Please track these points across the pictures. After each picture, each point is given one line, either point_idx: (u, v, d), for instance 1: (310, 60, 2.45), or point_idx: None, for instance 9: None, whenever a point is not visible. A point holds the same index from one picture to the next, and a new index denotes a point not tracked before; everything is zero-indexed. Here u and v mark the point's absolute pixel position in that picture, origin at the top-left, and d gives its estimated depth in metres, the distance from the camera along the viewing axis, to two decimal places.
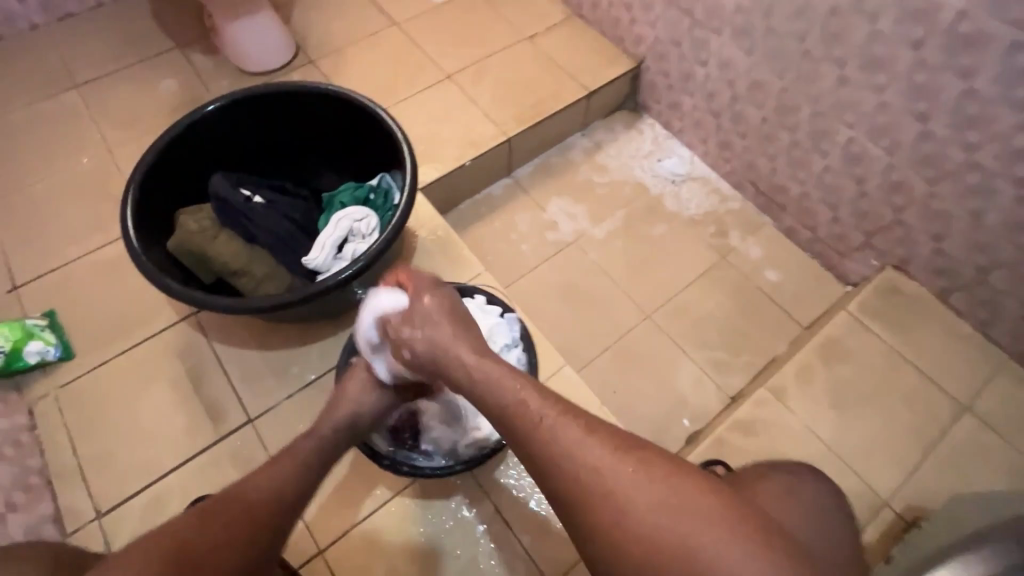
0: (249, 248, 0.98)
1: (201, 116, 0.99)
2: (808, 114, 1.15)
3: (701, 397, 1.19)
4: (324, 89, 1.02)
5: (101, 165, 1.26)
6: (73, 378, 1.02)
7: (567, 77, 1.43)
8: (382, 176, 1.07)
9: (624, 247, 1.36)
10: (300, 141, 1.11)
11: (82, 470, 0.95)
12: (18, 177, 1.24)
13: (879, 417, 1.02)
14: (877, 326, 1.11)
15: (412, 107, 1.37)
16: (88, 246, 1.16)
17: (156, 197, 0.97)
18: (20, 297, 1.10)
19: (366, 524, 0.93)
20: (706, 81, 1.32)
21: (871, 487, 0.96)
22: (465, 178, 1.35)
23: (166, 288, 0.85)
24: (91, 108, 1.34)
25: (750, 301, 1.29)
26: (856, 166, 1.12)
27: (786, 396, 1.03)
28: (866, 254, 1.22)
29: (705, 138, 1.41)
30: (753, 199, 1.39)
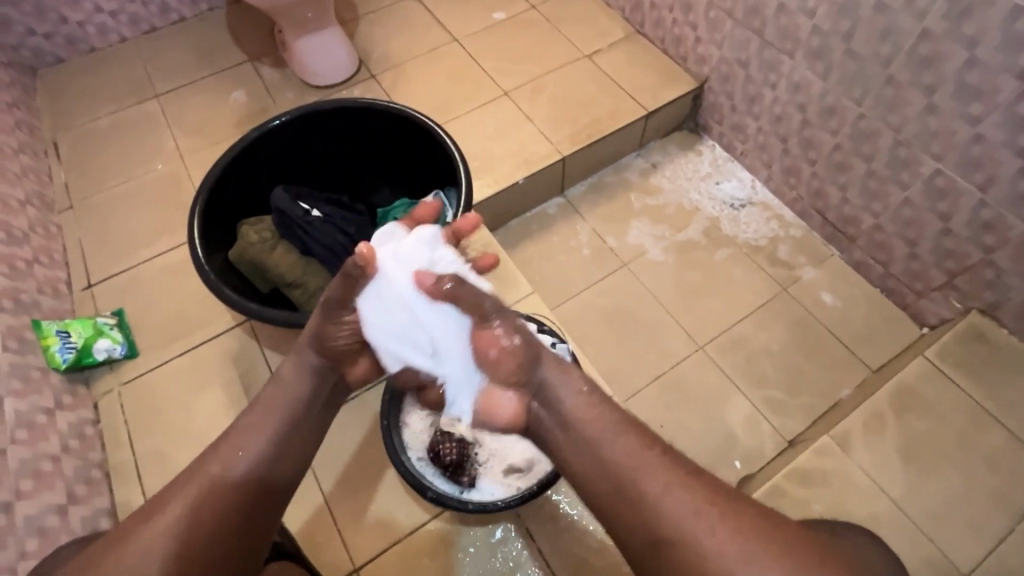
0: (306, 260, 1.00)
1: (267, 129, 1.01)
2: (888, 142, 1.07)
3: (754, 437, 1.13)
4: (386, 107, 1.03)
5: (174, 172, 1.33)
6: (136, 375, 1.07)
7: (626, 96, 1.40)
8: (436, 194, 1.07)
9: (677, 273, 1.31)
10: (359, 156, 1.12)
11: (137, 466, 0.99)
12: (99, 180, 1.32)
13: (956, 477, 0.94)
14: (958, 376, 1.02)
15: (468, 123, 1.38)
16: (157, 249, 1.22)
17: (222, 207, 1.00)
18: (94, 295, 1.16)
19: (402, 544, 0.92)
20: (774, 103, 1.25)
21: (948, 557, 0.87)
22: (517, 196, 1.34)
23: (226, 298, 0.88)
24: (168, 117, 1.42)
25: (813, 337, 1.22)
26: (941, 201, 1.04)
27: (852, 447, 0.95)
28: (948, 295, 1.12)
29: (769, 163, 1.35)
30: (819, 228, 1.31)
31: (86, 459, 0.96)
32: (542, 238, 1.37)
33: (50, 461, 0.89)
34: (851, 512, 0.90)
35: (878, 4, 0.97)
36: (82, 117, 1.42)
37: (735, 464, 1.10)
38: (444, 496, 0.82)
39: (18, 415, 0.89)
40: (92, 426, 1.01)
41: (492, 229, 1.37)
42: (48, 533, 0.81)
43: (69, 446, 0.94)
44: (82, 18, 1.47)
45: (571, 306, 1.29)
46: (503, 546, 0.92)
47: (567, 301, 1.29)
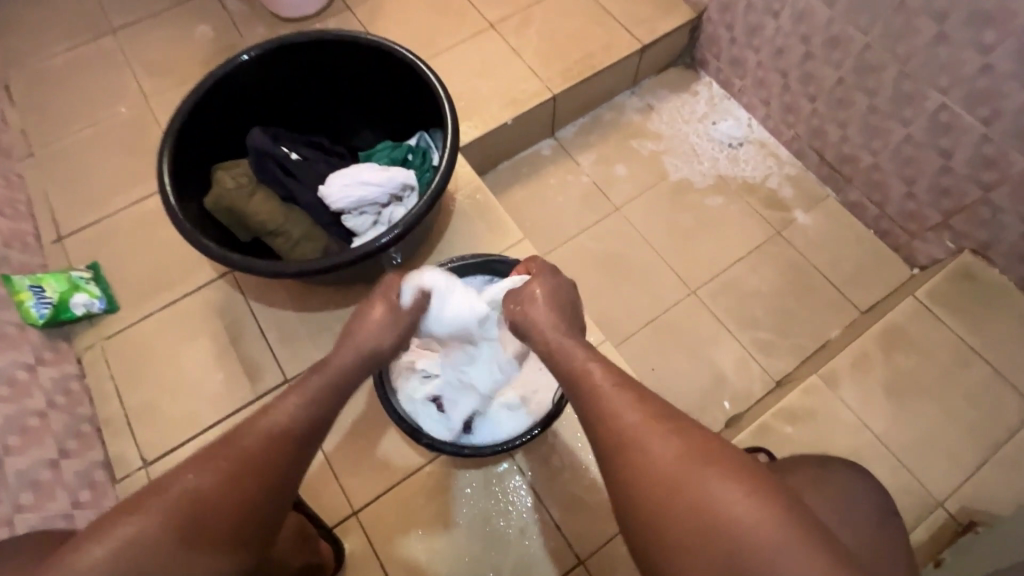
0: (285, 207, 0.95)
1: (236, 65, 0.94)
2: (892, 76, 1.02)
3: (744, 379, 1.14)
4: (363, 39, 0.96)
5: (140, 115, 1.25)
6: (118, 330, 1.04)
7: (619, 28, 1.32)
8: (420, 135, 1.03)
9: (670, 217, 1.28)
10: (337, 95, 1.05)
11: (128, 420, 0.97)
12: (59, 125, 1.24)
13: (938, 413, 0.96)
14: (947, 315, 1.03)
15: (453, 59, 1.29)
16: (129, 199, 1.16)
17: (193, 151, 0.93)
18: (66, 248, 1.11)
19: (398, 489, 0.93)
20: (776, 35, 1.19)
21: (924, 486, 0.90)
22: (506, 137, 1.28)
23: (205, 249, 0.83)
24: (128, 54, 1.31)
25: (805, 279, 1.21)
26: (943, 137, 1.01)
27: (839, 385, 0.97)
28: (941, 235, 1.12)
29: (767, 100, 1.30)
30: (815, 168, 1.29)
31: (75, 414, 0.94)
32: (533, 182, 1.32)
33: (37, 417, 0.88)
34: (834, 448, 0.93)
35: None
36: (32, 56, 1.31)
37: (725, 405, 1.12)
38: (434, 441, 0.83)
39: None
40: (77, 381, 0.99)
41: (481, 173, 1.32)
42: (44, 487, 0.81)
43: (55, 402, 0.93)
44: None
45: (563, 252, 1.26)
46: (499, 489, 0.94)
47: (559, 248, 1.27)
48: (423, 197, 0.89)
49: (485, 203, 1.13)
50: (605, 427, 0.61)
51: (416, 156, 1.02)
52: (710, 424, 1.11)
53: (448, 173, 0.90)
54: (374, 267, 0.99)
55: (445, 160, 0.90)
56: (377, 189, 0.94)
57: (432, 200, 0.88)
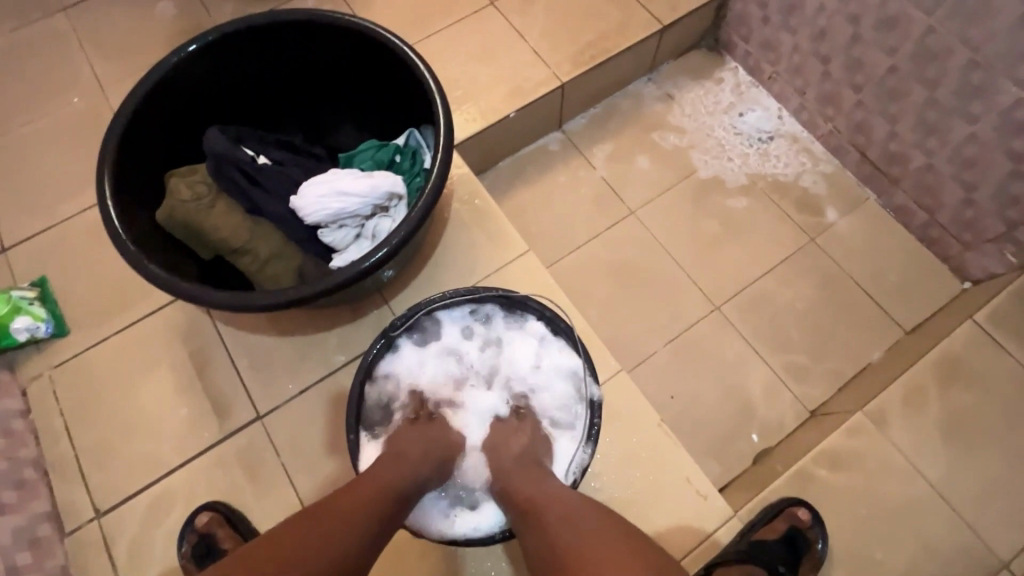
0: (252, 221, 0.82)
1: (190, 52, 0.79)
2: (959, 64, 0.88)
3: (774, 408, 1.02)
4: (339, 20, 0.81)
5: (93, 106, 1.10)
6: (68, 357, 0.92)
7: (637, 5, 1.16)
8: (409, 133, 0.89)
9: (691, 222, 1.15)
10: (313, 86, 0.91)
11: (81, 462, 0.86)
12: (2, 118, 1.09)
13: (1002, 456, 0.84)
14: (1011, 342, 0.90)
15: (448, 42, 1.14)
16: (81, 204, 1.02)
17: (143, 155, 0.80)
18: (10, 261, 0.98)
19: (386, 545, 0.82)
20: (818, 14, 1.04)
21: (987, 545, 0.79)
22: (509, 132, 1.14)
23: (152, 276, 0.70)
24: (80, 36, 1.16)
25: (842, 294, 1.08)
26: (1016, 137, 0.87)
27: (888, 425, 0.85)
28: (1002, 247, 0.98)
29: (803, 89, 1.15)
30: (855, 167, 1.14)
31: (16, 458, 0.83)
32: (538, 182, 1.18)
33: None
34: (883, 499, 0.82)
35: None
36: None
37: (752, 438, 1.01)
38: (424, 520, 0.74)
39: None
40: (21, 418, 0.87)
41: (480, 172, 1.18)
42: None
43: None
44: None
45: (572, 262, 1.13)
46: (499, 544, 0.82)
47: (567, 258, 1.13)
48: (411, 212, 0.75)
49: (485, 210, 0.99)
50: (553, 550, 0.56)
51: (405, 157, 0.88)
52: (737, 459, 0.99)
53: (441, 182, 0.76)
54: (357, 289, 0.86)
55: (438, 166, 0.76)
56: (360, 199, 0.81)
57: (421, 216, 0.75)
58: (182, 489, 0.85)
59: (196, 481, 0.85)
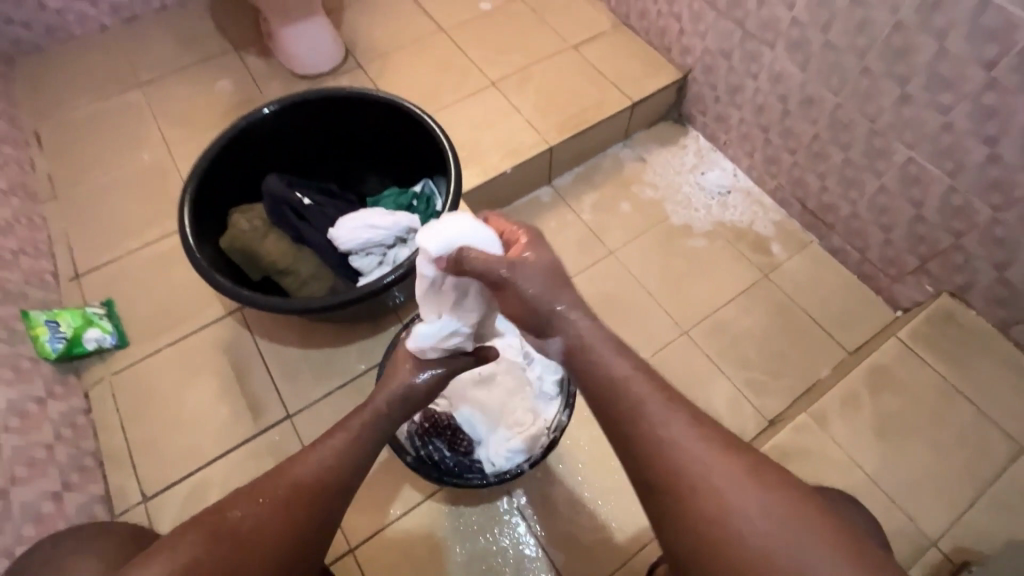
0: (296, 248, 1.01)
1: (257, 118, 1.01)
2: (864, 131, 1.11)
3: (737, 418, 1.16)
4: (375, 96, 1.04)
5: (160, 162, 1.32)
6: (127, 365, 1.07)
7: (612, 86, 1.42)
8: (425, 183, 1.10)
9: (662, 260, 1.34)
10: (349, 145, 1.13)
11: (131, 454, 0.99)
12: (84, 170, 1.31)
13: (928, 451, 0.98)
14: (929, 355, 1.07)
15: (456, 113, 1.39)
16: (145, 239, 1.22)
17: (213, 194, 1.00)
18: (82, 285, 1.16)
19: (396, 525, 0.94)
20: (756, 94, 1.29)
21: (917, 526, 0.92)
22: (506, 185, 1.36)
23: (218, 287, 0.88)
24: (153, 107, 1.40)
25: (793, 321, 1.26)
26: (914, 188, 1.08)
27: (828, 424, 1.00)
28: (920, 279, 1.17)
29: (751, 152, 1.38)
30: (798, 215, 1.36)
31: (79, 448, 0.96)
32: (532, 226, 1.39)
33: (44, 449, 0.90)
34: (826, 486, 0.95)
35: None
36: (64, 106, 1.40)
37: None
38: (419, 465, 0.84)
39: (11, 403, 0.88)
40: (83, 415, 1.01)
41: None
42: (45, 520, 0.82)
43: (63, 435, 0.94)
44: (61, 6, 1.45)
45: None
46: (494, 526, 0.94)
47: None
48: None
49: None
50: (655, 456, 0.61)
51: (421, 202, 1.08)
52: None
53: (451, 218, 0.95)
54: (378, 305, 1.03)
55: (449, 206, 0.96)
56: (377, 234, 0.99)
57: None
58: (219, 477, 0.98)
59: (231, 471, 0.98)
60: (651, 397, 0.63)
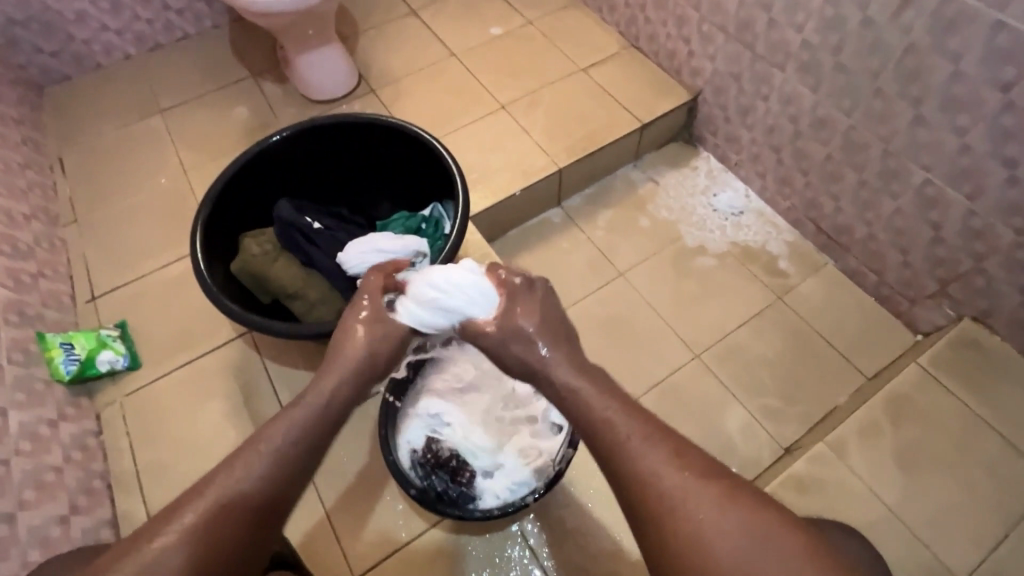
0: (305, 271, 1.01)
1: (268, 144, 1.04)
2: (878, 152, 1.09)
3: (751, 445, 1.13)
4: (385, 122, 1.06)
5: (177, 186, 1.35)
6: (137, 387, 1.08)
7: (621, 108, 1.43)
8: (434, 206, 1.10)
9: (672, 282, 1.32)
10: (359, 170, 1.15)
11: (140, 478, 1.00)
12: (104, 194, 1.34)
13: (953, 484, 0.94)
14: (951, 382, 1.03)
15: (466, 136, 1.40)
16: (160, 262, 1.24)
17: (224, 219, 1.02)
18: (97, 307, 1.18)
19: (400, 555, 0.92)
20: (767, 115, 1.28)
21: (943, 564, 0.87)
22: (515, 207, 1.36)
23: (228, 311, 0.89)
24: (172, 132, 1.44)
25: (808, 345, 1.23)
26: (932, 210, 1.05)
27: (846, 453, 0.96)
28: (941, 302, 1.13)
29: (762, 173, 1.37)
30: (812, 236, 1.33)
31: (88, 470, 0.96)
32: (540, 248, 1.38)
33: (53, 472, 0.90)
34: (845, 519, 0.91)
35: (865, 20, 0.99)
36: (87, 132, 1.45)
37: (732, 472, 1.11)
38: (424, 497, 0.82)
39: (22, 426, 0.89)
40: (94, 437, 1.02)
41: (490, 240, 1.39)
42: (50, 544, 0.82)
43: (72, 457, 0.95)
44: (88, 37, 1.51)
45: (568, 316, 1.30)
46: (500, 555, 0.93)
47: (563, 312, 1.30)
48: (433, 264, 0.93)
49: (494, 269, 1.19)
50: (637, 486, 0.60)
51: (429, 225, 1.08)
52: None
53: (458, 241, 0.96)
54: None
55: (456, 229, 0.96)
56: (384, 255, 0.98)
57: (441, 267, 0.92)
58: None
59: None
60: (631, 433, 0.63)
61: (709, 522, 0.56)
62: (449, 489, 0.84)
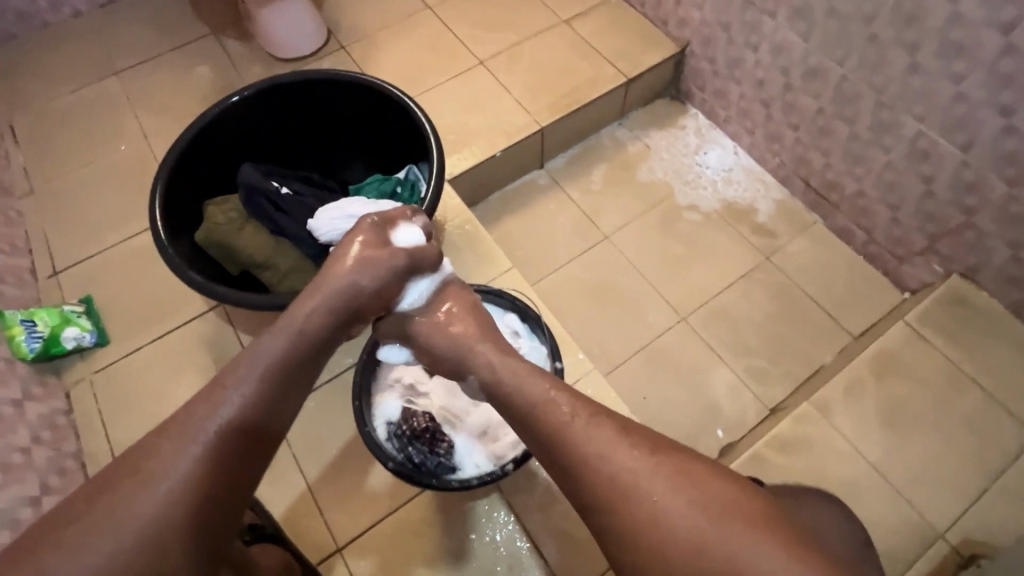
0: (275, 240, 0.96)
1: (227, 105, 0.97)
2: (871, 104, 1.04)
3: (737, 406, 1.13)
4: (351, 78, 0.99)
5: (139, 152, 1.28)
6: (107, 364, 1.04)
7: (605, 62, 1.36)
8: (408, 168, 1.05)
9: (658, 244, 1.29)
10: (328, 132, 1.08)
11: (114, 456, 0.97)
12: (60, 163, 1.27)
13: (935, 440, 0.95)
14: (937, 339, 1.02)
15: (443, 95, 1.33)
16: (124, 234, 1.18)
17: (185, 187, 0.96)
18: (60, 283, 1.13)
19: (384, 523, 0.91)
20: (756, 67, 1.22)
21: (925, 518, 0.89)
22: (496, 169, 1.31)
23: (192, 283, 0.85)
24: (130, 95, 1.36)
25: (795, 305, 1.21)
26: (924, 163, 1.02)
27: (831, 413, 0.96)
28: (929, 259, 1.12)
29: (752, 129, 1.32)
30: (801, 194, 1.30)
31: (60, 450, 0.94)
32: (523, 212, 1.34)
33: (20, 453, 0.87)
34: (828, 476, 0.91)
35: None
36: (38, 97, 1.36)
37: (718, 433, 1.11)
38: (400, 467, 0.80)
39: None
40: (64, 416, 0.99)
41: (471, 205, 1.34)
42: (22, 525, 0.80)
43: (41, 437, 0.92)
44: None
45: (552, 281, 1.27)
46: (485, 522, 0.92)
47: (548, 278, 1.27)
48: None
49: (474, 233, 1.14)
50: (592, 479, 0.58)
51: (405, 188, 1.03)
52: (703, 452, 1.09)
53: (434, 205, 0.91)
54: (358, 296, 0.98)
55: (431, 191, 0.91)
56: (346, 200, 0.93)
57: None
58: None
59: None
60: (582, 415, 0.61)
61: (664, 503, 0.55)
62: (426, 461, 0.81)
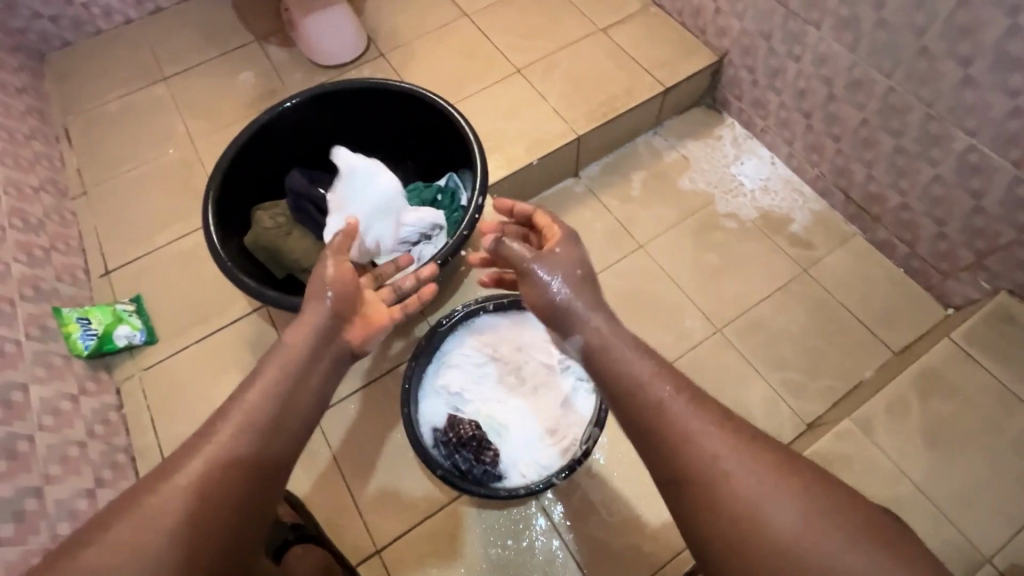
0: (320, 246, 0.99)
1: (278, 112, 0.99)
2: (918, 117, 1.03)
3: (773, 420, 1.12)
4: (398, 86, 1.01)
5: (186, 156, 1.32)
6: (155, 362, 1.08)
7: (643, 71, 1.36)
8: (449, 176, 1.06)
9: (694, 254, 1.29)
10: (372, 138, 1.10)
11: (162, 451, 1.00)
12: (111, 166, 1.32)
13: (983, 462, 0.93)
14: (984, 357, 1.00)
15: (480, 103, 1.35)
16: (172, 235, 1.22)
17: (236, 191, 0.99)
18: (111, 282, 1.17)
19: (421, 527, 0.93)
20: (798, 77, 1.21)
21: (971, 541, 0.86)
22: (532, 177, 1.32)
23: (242, 286, 0.87)
24: (177, 100, 1.40)
25: (833, 319, 1.20)
26: (973, 177, 1.00)
27: (873, 431, 0.94)
28: (976, 275, 1.10)
29: (790, 140, 1.31)
30: (841, 206, 1.28)
31: (111, 444, 0.97)
32: (558, 220, 1.35)
33: (76, 447, 0.90)
34: (870, 495, 0.90)
35: None
36: (91, 102, 1.41)
37: None
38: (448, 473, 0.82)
39: (44, 401, 0.89)
40: (115, 411, 1.02)
41: None
42: (79, 516, 0.83)
43: (95, 431, 0.96)
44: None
45: None
46: (521, 528, 0.93)
47: None
48: (453, 238, 0.90)
49: None
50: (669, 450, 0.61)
51: (445, 196, 1.05)
52: None
53: (478, 214, 0.92)
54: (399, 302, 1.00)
55: (476, 201, 0.92)
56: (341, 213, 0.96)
57: (461, 241, 0.89)
58: None
59: None
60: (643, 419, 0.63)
61: (739, 483, 0.57)
62: (473, 468, 0.83)
